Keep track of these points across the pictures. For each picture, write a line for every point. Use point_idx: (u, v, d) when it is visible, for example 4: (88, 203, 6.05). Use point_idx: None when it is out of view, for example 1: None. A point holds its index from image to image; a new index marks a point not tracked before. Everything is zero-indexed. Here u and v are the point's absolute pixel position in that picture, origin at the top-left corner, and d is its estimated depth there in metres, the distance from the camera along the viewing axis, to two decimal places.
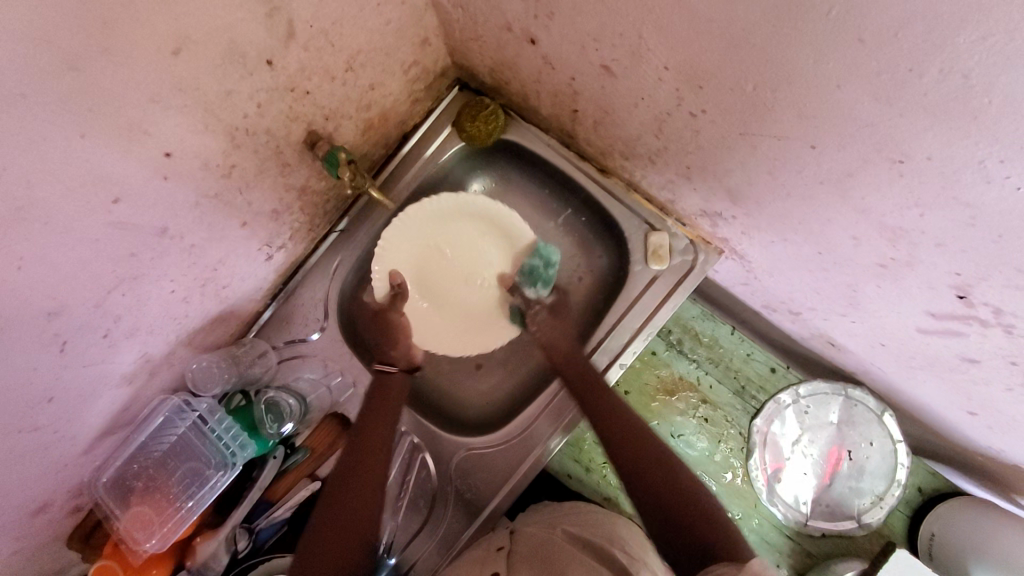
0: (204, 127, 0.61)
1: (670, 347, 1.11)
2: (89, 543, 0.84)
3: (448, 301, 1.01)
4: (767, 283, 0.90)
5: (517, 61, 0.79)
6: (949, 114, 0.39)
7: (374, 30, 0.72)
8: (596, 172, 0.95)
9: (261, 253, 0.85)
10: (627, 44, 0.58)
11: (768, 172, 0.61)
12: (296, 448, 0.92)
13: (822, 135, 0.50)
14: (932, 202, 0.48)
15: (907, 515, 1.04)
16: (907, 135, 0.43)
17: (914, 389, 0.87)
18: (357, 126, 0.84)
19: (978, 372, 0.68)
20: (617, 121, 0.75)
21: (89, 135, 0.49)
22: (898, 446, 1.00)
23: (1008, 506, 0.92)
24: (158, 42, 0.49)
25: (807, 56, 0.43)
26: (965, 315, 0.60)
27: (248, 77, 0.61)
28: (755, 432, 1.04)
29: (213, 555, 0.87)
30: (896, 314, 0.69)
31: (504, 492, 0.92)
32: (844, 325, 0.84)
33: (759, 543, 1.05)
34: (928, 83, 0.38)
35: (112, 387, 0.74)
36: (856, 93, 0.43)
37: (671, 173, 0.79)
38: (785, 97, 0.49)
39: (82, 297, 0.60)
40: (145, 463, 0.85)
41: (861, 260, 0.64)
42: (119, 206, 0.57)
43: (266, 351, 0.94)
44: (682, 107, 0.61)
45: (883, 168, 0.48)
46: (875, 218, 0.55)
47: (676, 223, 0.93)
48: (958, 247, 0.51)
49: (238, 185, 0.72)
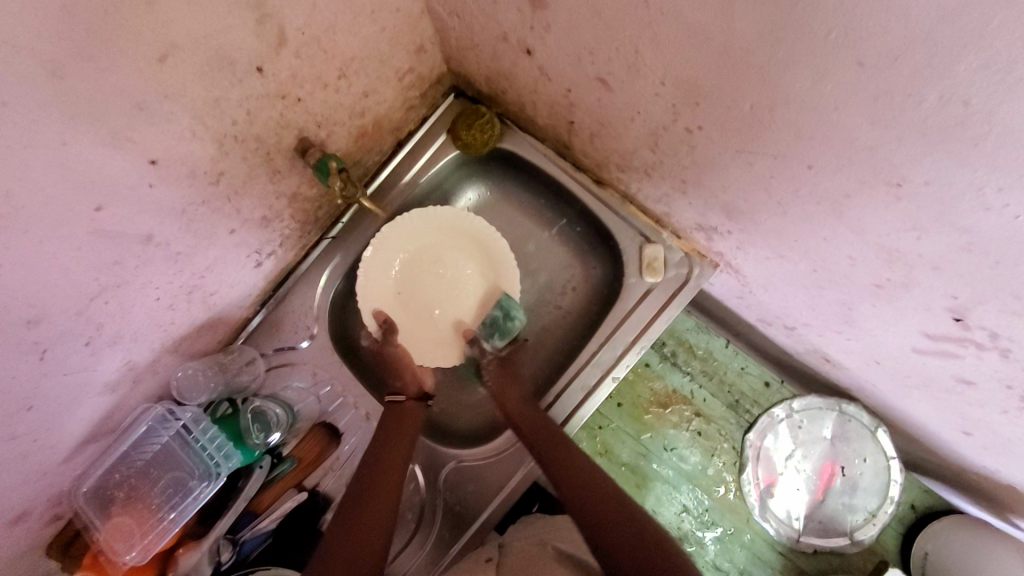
0: (192, 135, 0.59)
1: (664, 359, 1.10)
2: (69, 553, 0.82)
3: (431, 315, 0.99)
4: (762, 298, 0.89)
5: (513, 71, 0.78)
6: (948, 140, 0.39)
7: (367, 38, 0.71)
8: (592, 183, 0.95)
9: (250, 259, 0.84)
10: (623, 58, 0.57)
11: (764, 190, 0.60)
12: (282, 458, 0.91)
13: (820, 155, 0.49)
14: (930, 226, 0.47)
15: (900, 532, 1.03)
16: (905, 160, 0.43)
17: (908, 407, 0.87)
18: (350, 133, 0.83)
19: (973, 394, 0.67)
20: (613, 133, 0.74)
21: (71, 143, 0.48)
22: (892, 463, 0.99)
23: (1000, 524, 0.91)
24: (143, 49, 0.48)
25: (805, 77, 0.43)
26: (961, 338, 0.59)
27: (237, 85, 0.60)
28: (748, 447, 1.05)
29: (196, 567, 0.85)
30: (892, 334, 0.69)
31: (494, 505, 0.91)
32: (838, 342, 0.83)
33: (750, 559, 1.04)
34: (927, 108, 0.38)
35: (94, 395, 0.72)
36: (855, 115, 0.43)
37: (667, 186, 0.78)
38: (783, 117, 0.48)
39: (62, 306, 0.58)
40: (128, 472, 0.83)
41: (857, 279, 0.63)
42: (102, 214, 0.56)
43: (254, 359, 0.93)
44: (678, 122, 0.60)
45: (880, 191, 0.47)
46: (871, 239, 0.54)
47: (671, 235, 0.93)
48: (955, 271, 0.50)
49: (227, 192, 0.70)
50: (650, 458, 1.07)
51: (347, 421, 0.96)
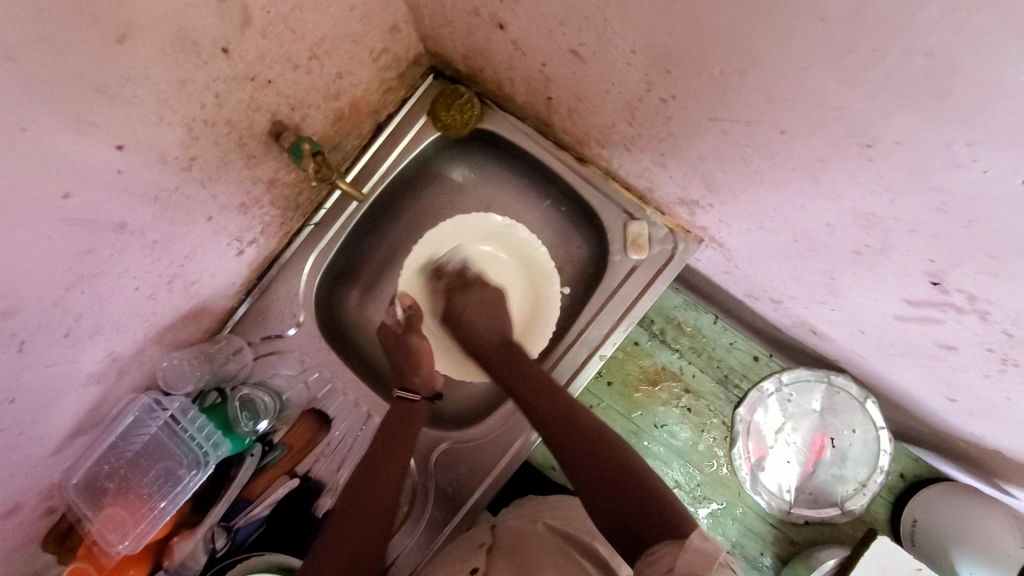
0: (159, 119, 0.59)
1: (653, 337, 1.10)
2: (64, 545, 0.82)
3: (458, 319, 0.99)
4: (747, 271, 0.89)
5: (488, 47, 0.77)
6: (914, 96, 0.38)
7: (338, 16, 0.70)
8: (575, 161, 0.94)
9: (231, 247, 0.83)
10: (592, 27, 0.56)
11: (740, 158, 0.60)
12: (273, 445, 0.92)
13: (791, 120, 0.49)
14: (902, 187, 0.47)
15: (890, 501, 1.04)
16: (873, 119, 0.42)
17: (895, 376, 0.87)
18: (326, 115, 0.82)
19: (954, 359, 0.68)
20: (591, 108, 0.73)
21: (32, 128, 0.47)
22: (881, 433, 0.99)
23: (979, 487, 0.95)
24: (101, 30, 0.47)
25: (771, 39, 0.42)
26: (939, 302, 0.59)
27: (203, 67, 0.59)
28: (738, 421, 1.04)
29: (191, 554, 0.86)
30: (874, 302, 0.69)
31: (486, 485, 0.92)
32: (824, 312, 0.83)
33: (743, 532, 1.05)
34: (891, 62, 0.37)
35: (79, 387, 0.72)
36: (822, 75, 0.42)
37: (647, 161, 0.77)
38: (751, 80, 0.47)
39: (38, 296, 0.58)
40: (118, 463, 0.83)
41: (836, 247, 0.63)
42: (71, 201, 0.55)
43: (242, 348, 0.93)
44: (652, 92, 0.60)
45: (852, 153, 0.47)
46: (847, 204, 0.54)
47: (655, 211, 0.92)
48: (929, 232, 0.49)
49: (201, 178, 0.70)
50: (641, 436, 1.07)
51: (337, 407, 0.96)
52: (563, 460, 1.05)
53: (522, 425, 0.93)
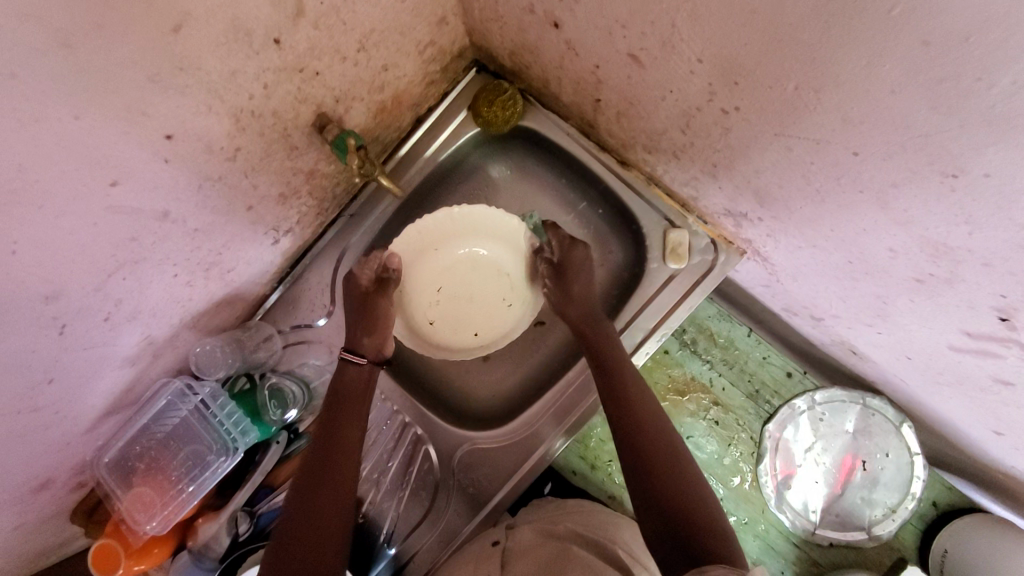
0: (208, 109, 0.58)
1: (683, 347, 1.08)
2: (91, 519, 0.85)
3: (443, 302, 0.88)
4: (790, 288, 0.86)
5: (539, 45, 0.74)
6: (1016, 131, 0.35)
7: (389, 9, 0.69)
8: (616, 164, 0.92)
9: (267, 236, 0.83)
10: (657, 33, 0.54)
11: (802, 176, 0.57)
12: (298, 434, 0.92)
13: (867, 142, 0.46)
14: (984, 220, 0.44)
15: (919, 529, 1.01)
16: (964, 149, 0.40)
17: (939, 404, 0.83)
18: (369, 108, 0.81)
19: (1010, 395, 0.65)
20: (642, 113, 0.71)
21: (84, 116, 0.47)
22: (915, 459, 0.95)
23: (982, 501, 0.96)
24: (158, 19, 0.47)
25: (860, 57, 0.39)
26: (1004, 337, 0.56)
27: (254, 57, 0.58)
28: (767, 437, 1.00)
29: (214, 536, 0.89)
30: (928, 330, 0.66)
31: (508, 486, 0.91)
32: (868, 335, 0.80)
33: (764, 549, 1.03)
34: (996, 94, 0.34)
35: (115, 369, 0.72)
36: (913, 100, 0.39)
37: (696, 169, 0.75)
38: (829, 99, 0.45)
39: (82, 280, 0.58)
40: (148, 444, 0.83)
41: (895, 273, 0.60)
42: (118, 189, 0.55)
43: (271, 336, 0.93)
44: (713, 102, 0.57)
45: (932, 182, 0.44)
46: (917, 232, 0.51)
47: (697, 220, 0.90)
48: (1007, 268, 0.47)
49: (243, 168, 0.69)
50: None
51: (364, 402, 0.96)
52: (585, 465, 1.04)
53: (548, 429, 0.92)
